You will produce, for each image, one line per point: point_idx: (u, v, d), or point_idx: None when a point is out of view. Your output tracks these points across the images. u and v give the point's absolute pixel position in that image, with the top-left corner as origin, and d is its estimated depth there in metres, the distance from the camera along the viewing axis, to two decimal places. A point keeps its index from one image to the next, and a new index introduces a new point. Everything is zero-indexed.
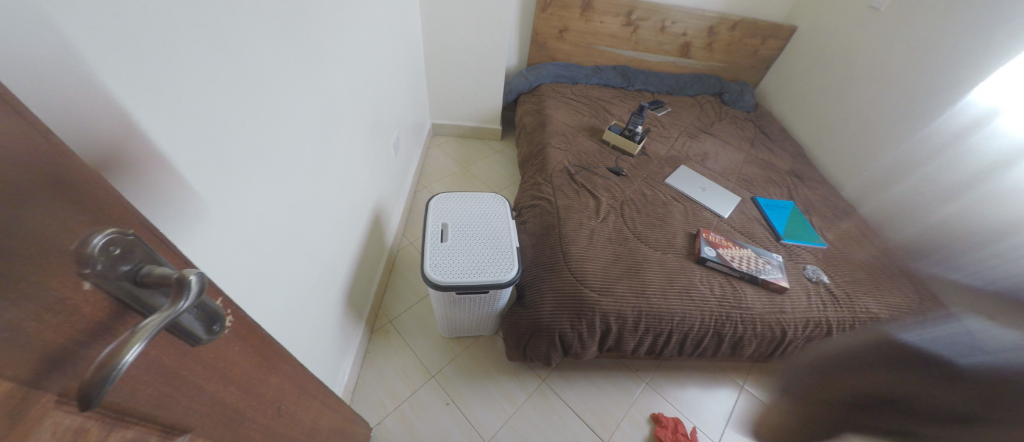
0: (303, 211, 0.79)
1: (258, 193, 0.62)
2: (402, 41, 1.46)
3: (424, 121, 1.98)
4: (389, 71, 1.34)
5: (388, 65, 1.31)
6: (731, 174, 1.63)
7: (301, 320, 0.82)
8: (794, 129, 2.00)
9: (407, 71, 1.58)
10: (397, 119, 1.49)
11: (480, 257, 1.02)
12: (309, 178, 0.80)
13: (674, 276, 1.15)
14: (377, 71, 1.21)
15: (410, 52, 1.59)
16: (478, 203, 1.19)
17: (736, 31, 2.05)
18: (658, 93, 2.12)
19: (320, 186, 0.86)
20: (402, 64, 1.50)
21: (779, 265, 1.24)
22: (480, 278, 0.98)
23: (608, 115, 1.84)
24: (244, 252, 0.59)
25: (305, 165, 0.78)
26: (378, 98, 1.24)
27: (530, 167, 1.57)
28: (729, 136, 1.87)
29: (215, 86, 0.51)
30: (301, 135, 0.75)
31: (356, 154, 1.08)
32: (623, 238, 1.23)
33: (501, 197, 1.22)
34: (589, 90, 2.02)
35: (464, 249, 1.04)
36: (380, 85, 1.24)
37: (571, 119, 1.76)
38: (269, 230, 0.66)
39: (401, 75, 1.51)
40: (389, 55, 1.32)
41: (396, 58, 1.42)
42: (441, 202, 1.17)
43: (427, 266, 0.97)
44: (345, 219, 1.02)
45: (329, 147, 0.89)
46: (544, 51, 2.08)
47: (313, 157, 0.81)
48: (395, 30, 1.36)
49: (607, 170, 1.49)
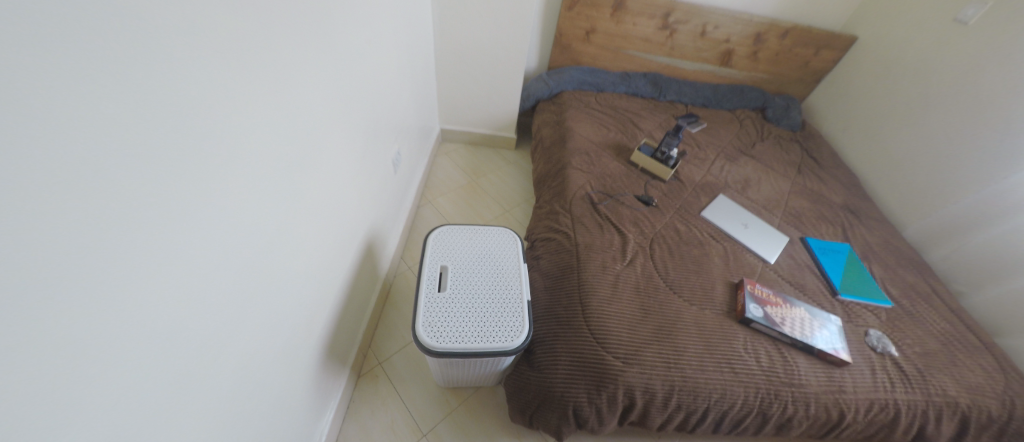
0: (269, 267, 0.63)
1: (198, 268, 0.46)
2: (409, 41, 1.29)
3: (432, 127, 1.80)
4: (392, 78, 1.17)
5: (390, 71, 1.14)
6: (776, 207, 1.43)
7: (263, 395, 0.67)
8: (847, 153, 1.77)
9: (414, 74, 1.41)
10: (400, 130, 1.33)
11: (484, 314, 0.88)
12: (279, 226, 0.65)
13: (712, 340, 0.97)
14: (376, 80, 1.04)
15: (418, 52, 1.42)
16: (483, 241, 1.04)
17: (786, 39, 1.82)
18: (692, 105, 1.91)
19: (295, 231, 0.70)
20: (408, 67, 1.33)
21: (835, 329, 1.03)
22: (479, 342, 0.83)
23: (636, 130, 1.64)
24: (165, 350, 0.44)
25: (273, 210, 0.62)
26: (376, 112, 1.07)
27: (547, 189, 1.39)
28: (772, 160, 1.66)
29: (133, 136, 0.35)
30: (269, 175, 0.60)
31: (346, 181, 0.92)
32: (653, 288, 1.05)
33: (512, 233, 1.06)
34: (615, 99, 1.82)
35: (464, 303, 0.89)
36: (379, 96, 1.07)
37: (596, 134, 1.57)
38: (219, 308, 0.51)
39: (407, 80, 1.34)
40: (392, 60, 1.15)
41: (401, 62, 1.25)
42: (442, 238, 1.02)
43: (420, 325, 0.83)
44: (328, 258, 0.87)
45: (308, 181, 0.73)
46: (567, 54, 1.88)
47: (285, 198, 0.65)
48: (400, 30, 1.18)
49: (634, 199, 1.30)
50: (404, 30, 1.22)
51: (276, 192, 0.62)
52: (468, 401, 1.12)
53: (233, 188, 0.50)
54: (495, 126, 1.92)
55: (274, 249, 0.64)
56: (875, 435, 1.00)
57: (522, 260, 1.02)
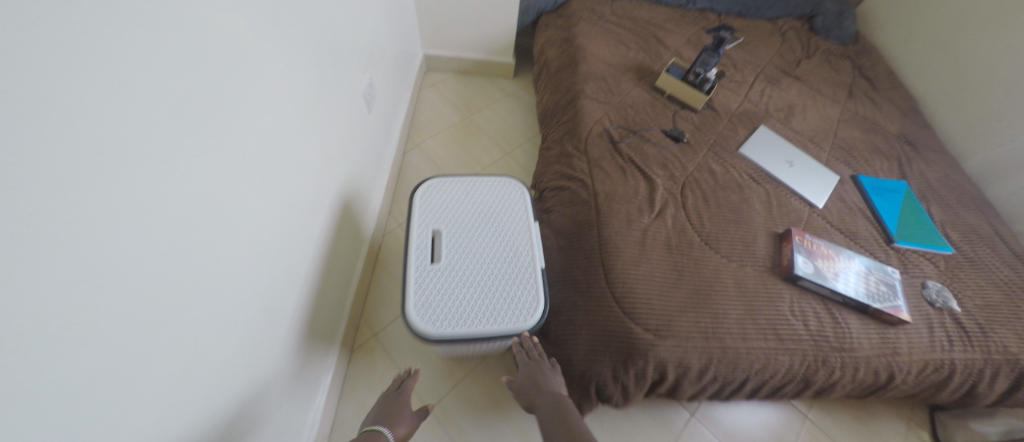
0: (207, 256, 0.44)
1: (47, 286, 0.27)
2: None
3: (412, 52, 1.49)
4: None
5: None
6: (825, 139, 1.22)
7: (222, 408, 0.53)
8: (904, 71, 1.50)
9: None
10: (371, 55, 1.05)
11: (486, 286, 0.75)
12: (209, 195, 0.44)
13: (755, 302, 0.83)
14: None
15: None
16: (481, 201, 0.88)
17: None
18: (726, 14, 1.58)
19: (237, 199, 0.50)
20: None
21: (897, 284, 0.90)
22: (480, 319, 0.72)
23: (661, 48, 1.35)
24: (25, 422, 0.27)
25: (193, 172, 0.41)
26: (334, 27, 0.80)
27: (555, 125, 1.15)
28: (820, 82, 1.40)
29: None
30: (167, 117, 0.37)
31: (305, 122, 0.69)
32: (687, 243, 0.88)
33: (516, 185, 0.90)
34: (634, 9, 1.48)
35: (461, 272, 0.77)
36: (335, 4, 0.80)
37: (612, 54, 1.28)
38: (122, 332, 0.34)
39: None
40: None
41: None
42: (432, 195, 0.87)
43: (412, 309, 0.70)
44: (293, 226, 0.68)
45: (246, 125, 0.51)
46: None
47: (211, 152, 0.44)
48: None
49: (662, 135, 1.08)
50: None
51: (193, 143, 0.41)
52: (475, 369, 1.02)
53: (86, 142, 0.29)
54: (489, 49, 1.60)
55: (208, 229, 0.44)
56: (920, 393, 0.92)
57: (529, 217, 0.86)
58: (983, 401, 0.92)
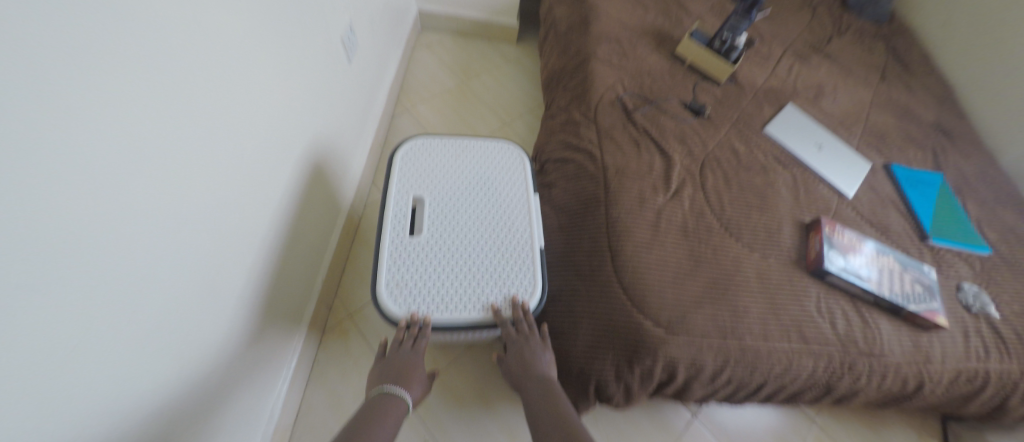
0: (85, 202, 0.32)
1: None
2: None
3: (404, 6, 1.33)
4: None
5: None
6: (856, 123, 1.11)
7: (133, 403, 0.42)
8: (941, 56, 1.38)
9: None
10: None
11: (468, 258, 0.71)
12: (90, 113, 0.31)
13: (779, 297, 0.73)
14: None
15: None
16: (464, 174, 0.82)
17: None
18: None
19: (147, 131, 0.37)
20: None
21: (934, 285, 0.81)
22: (461, 293, 0.67)
23: (682, 13, 1.22)
24: None
25: (51, 71, 0.28)
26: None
27: (561, 91, 1.03)
28: (852, 62, 1.28)
29: None
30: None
31: (259, 53, 0.56)
32: (705, 228, 0.78)
33: (506, 153, 0.86)
34: None
35: (442, 243, 0.72)
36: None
37: (629, 15, 1.14)
38: None
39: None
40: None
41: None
42: (411, 161, 0.82)
43: (382, 289, 0.65)
44: (245, 181, 0.55)
45: (158, 30, 0.38)
46: None
47: (90, 52, 0.31)
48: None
49: (681, 107, 0.96)
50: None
51: (48, 28, 0.28)
52: (459, 358, 0.92)
53: None
54: (490, 7, 1.44)
55: (88, 163, 0.32)
56: (946, 404, 0.84)
57: (518, 187, 0.82)
58: (1012, 417, 0.82)
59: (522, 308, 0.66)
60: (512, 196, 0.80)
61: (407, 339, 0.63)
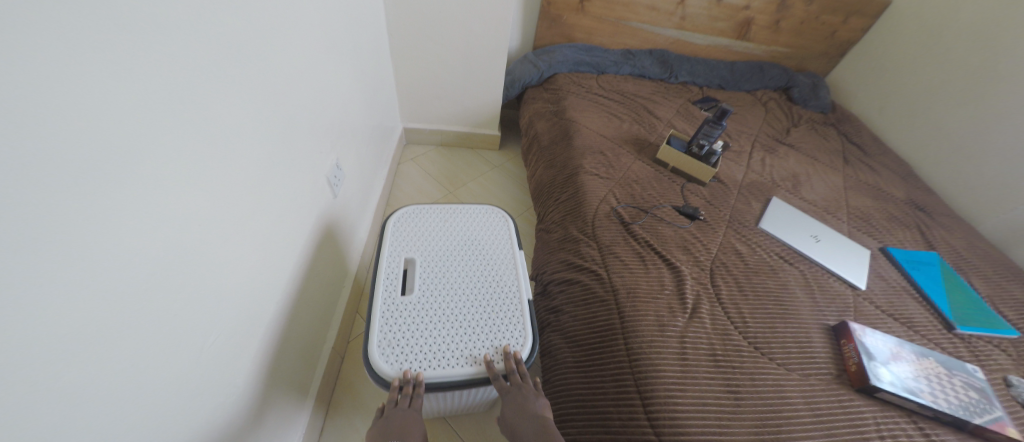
0: None
1: None
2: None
3: (391, 127, 1.38)
4: (319, 51, 0.76)
5: (311, 36, 0.72)
6: (839, 208, 1.14)
7: None
8: (888, 137, 1.52)
9: (358, 50, 1.00)
10: (341, 133, 0.91)
11: (458, 309, 0.80)
12: None
13: (840, 434, 0.63)
14: (288, 47, 0.63)
15: (361, 18, 1.01)
16: (450, 238, 0.95)
17: (813, 5, 1.53)
18: (708, 86, 1.60)
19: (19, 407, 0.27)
20: (346, 38, 0.92)
21: (987, 387, 0.73)
22: (454, 341, 0.75)
23: (654, 120, 1.31)
24: None
25: None
26: (295, 103, 0.66)
27: (553, 204, 1.01)
28: (814, 150, 1.37)
29: None
30: None
31: (232, 230, 0.49)
32: (734, 351, 0.70)
33: (492, 213, 1.02)
34: (620, 83, 1.47)
35: (435, 296, 0.82)
36: (294, 75, 0.66)
37: (606, 126, 1.21)
38: None
39: (346, 59, 0.93)
40: (315, 20, 0.74)
41: (334, 26, 0.83)
42: (399, 237, 0.93)
43: (373, 347, 0.72)
44: (199, 384, 0.46)
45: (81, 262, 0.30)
46: (556, 28, 1.53)
47: None
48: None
49: (675, 211, 0.96)
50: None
51: None
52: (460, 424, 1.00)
53: None
54: (473, 121, 1.52)
55: None
56: None
57: (504, 241, 0.95)
58: None
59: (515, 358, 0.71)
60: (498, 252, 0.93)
61: (402, 399, 0.67)
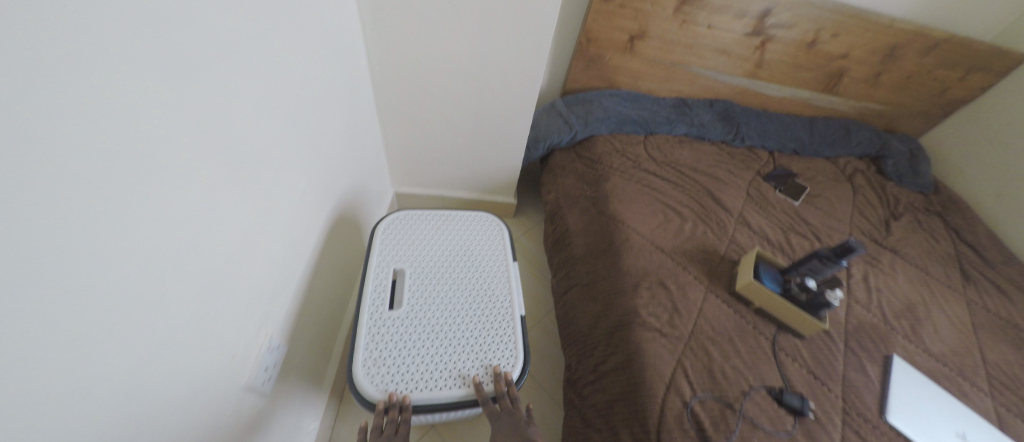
0: None
1: None
2: (297, 68, 0.56)
3: (376, 201, 1.07)
4: (240, 194, 0.44)
5: (224, 192, 0.40)
6: (976, 370, 0.83)
7: None
8: (1008, 234, 1.19)
9: (325, 134, 0.68)
10: (287, 279, 0.60)
11: (447, 321, 0.81)
12: None
13: None
14: (120, 279, 0.29)
15: (330, 86, 0.69)
16: (442, 245, 0.96)
17: (929, 57, 1.18)
18: (779, 151, 1.27)
19: None
20: (304, 131, 0.60)
21: None
22: (443, 352, 0.76)
23: (723, 214, 0.99)
24: None
25: None
26: (185, 266, 0.37)
27: (595, 375, 0.71)
28: (923, 259, 1.06)
29: None
30: None
31: None
32: None
33: (489, 221, 1.02)
34: (674, 149, 1.14)
35: (425, 304, 0.83)
36: (154, 315, 0.33)
37: (663, 230, 0.89)
38: None
39: (304, 162, 0.61)
40: (235, 148, 0.43)
41: (275, 129, 0.51)
42: (387, 239, 0.93)
43: (359, 367, 0.71)
44: None
45: None
46: (594, 70, 1.19)
47: None
48: (249, 48, 0.43)
49: (772, 398, 0.67)
50: (268, 38, 0.47)
51: None
52: None
53: None
54: (483, 187, 1.20)
55: None
56: None
57: (497, 250, 0.96)
58: None
59: (506, 380, 0.72)
60: (489, 264, 0.93)
61: (390, 425, 0.65)
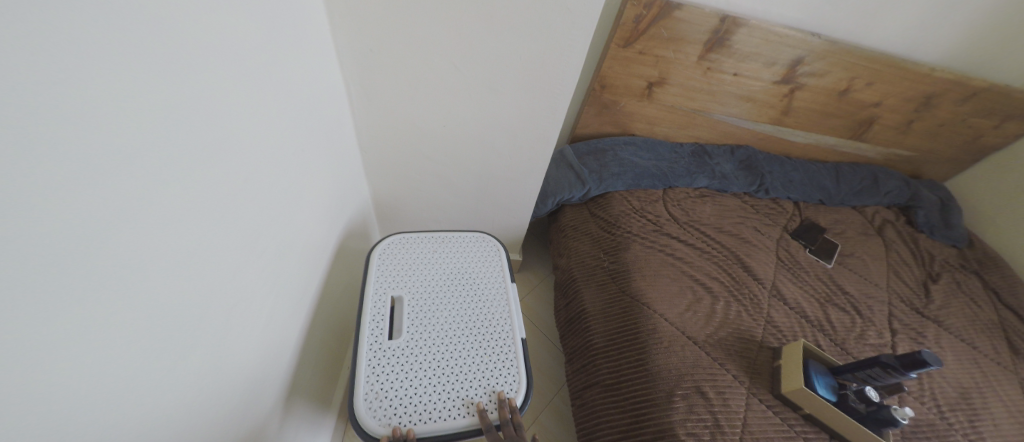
0: None
1: None
2: (282, 171, 0.45)
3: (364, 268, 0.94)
4: (193, 385, 0.33)
5: (147, 407, 0.28)
6: None
7: None
8: None
9: (311, 227, 0.57)
10: (256, 426, 0.48)
11: (458, 338, 0.70)
12: None
13: None
14: None
15: (317, 169, 0.57)
16: (451, 249, 0.85)
17: (965, 105, 1.11)
18: (805, 201, 1.18)
19: None
20: (287, 239, 0.48)
21: None
22: (453, 373, 0.65)
23: (755, 286, 0.89)
24: None
25: None
26: None
27: None
28: (968, 329, 0.97)
29: None
30: None
31: None
32: None
33: (483, 237, 0.89)
34: (696, 205, 1.04)
35: (434, 318, 0.72)
36: None
37: (693, 314, 0.79)
38: None
39: (287, 276, 0.50)
40: (185, 330, 0.31)
41: (258, 260, 0.40)
42: (393, 245, 0.82)
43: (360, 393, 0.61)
44: None
45: None
46: (608, 116, 1.08)
47: None
48: (212, 193, 0.31)
49: None
50: (250, 162, 0.36)
51: None
52: None
53: None
54: None
55: None
56: None
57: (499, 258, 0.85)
58: None
59: (510, 407, 0.62)
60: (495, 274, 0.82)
61: None
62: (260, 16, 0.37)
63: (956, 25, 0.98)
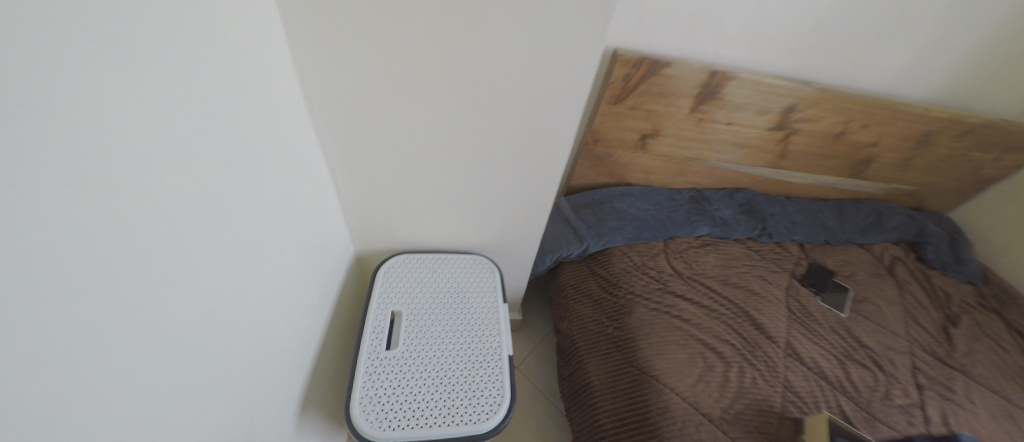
0: None
1: None
2: (250, 296, 0.41)
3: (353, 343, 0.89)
4: None
5: None
6: None
7: None
8: None
9: (296, 332, 0.53)
10: None
11: (455, 350, 0.66)
12: None
13: None
14: None
15: (300, 273, 0.54)
16: (454, 263, 0.81)
17: (963, 141, 1.10)
18: (810, 241, 1.15)
19: None
20: (261, 358, 0.44)
21: None
22: (449, 385, 0.61)
23: (768, 346, 0.84)
24: None
25: None
26: None
27: None
28: (998, 379, 0.91)
29: None
30: None
31: None
32: None
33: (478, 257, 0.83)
34: (698, 256, 1.01)
35: (435, 328, 0.68)
36: None
37: (705, 385, 0.74)
38: None
39: (263, 397, 0.45)
40: None
41: (209, 409, 0.36)
42: (399, 265, 0.78)
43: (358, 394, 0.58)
44: None
45: None
46: (602, 167, 1.07)
47: None
48: (132, 372, 0.27)
49: None
50: (193, 315, 0.32)
51: None
52: None
53: None
54: None
55: None
56: None
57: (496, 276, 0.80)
58: None
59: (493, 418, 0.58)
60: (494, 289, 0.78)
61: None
62: (217, 145, 0.35)
63: (942, 64, 0.98)
